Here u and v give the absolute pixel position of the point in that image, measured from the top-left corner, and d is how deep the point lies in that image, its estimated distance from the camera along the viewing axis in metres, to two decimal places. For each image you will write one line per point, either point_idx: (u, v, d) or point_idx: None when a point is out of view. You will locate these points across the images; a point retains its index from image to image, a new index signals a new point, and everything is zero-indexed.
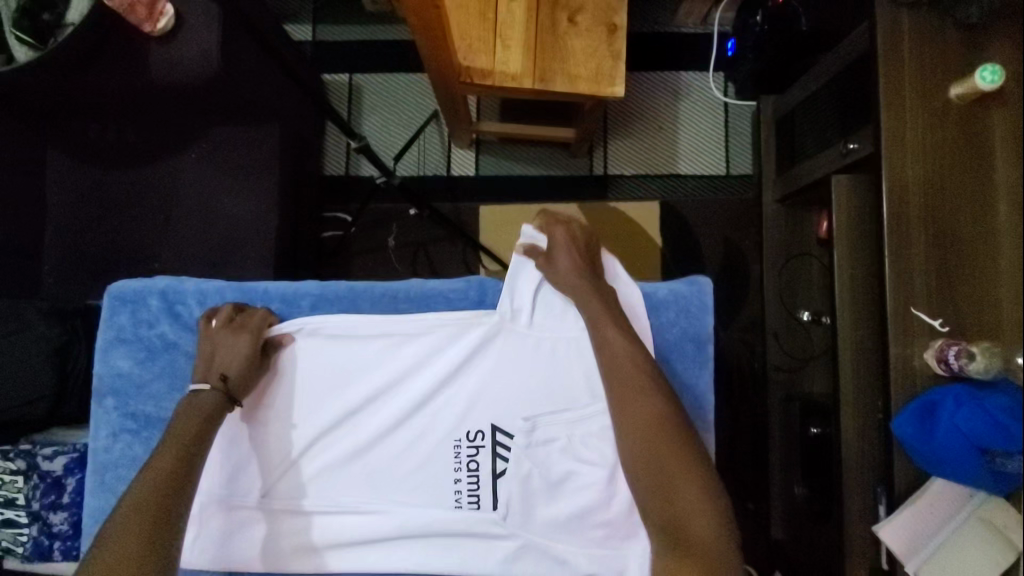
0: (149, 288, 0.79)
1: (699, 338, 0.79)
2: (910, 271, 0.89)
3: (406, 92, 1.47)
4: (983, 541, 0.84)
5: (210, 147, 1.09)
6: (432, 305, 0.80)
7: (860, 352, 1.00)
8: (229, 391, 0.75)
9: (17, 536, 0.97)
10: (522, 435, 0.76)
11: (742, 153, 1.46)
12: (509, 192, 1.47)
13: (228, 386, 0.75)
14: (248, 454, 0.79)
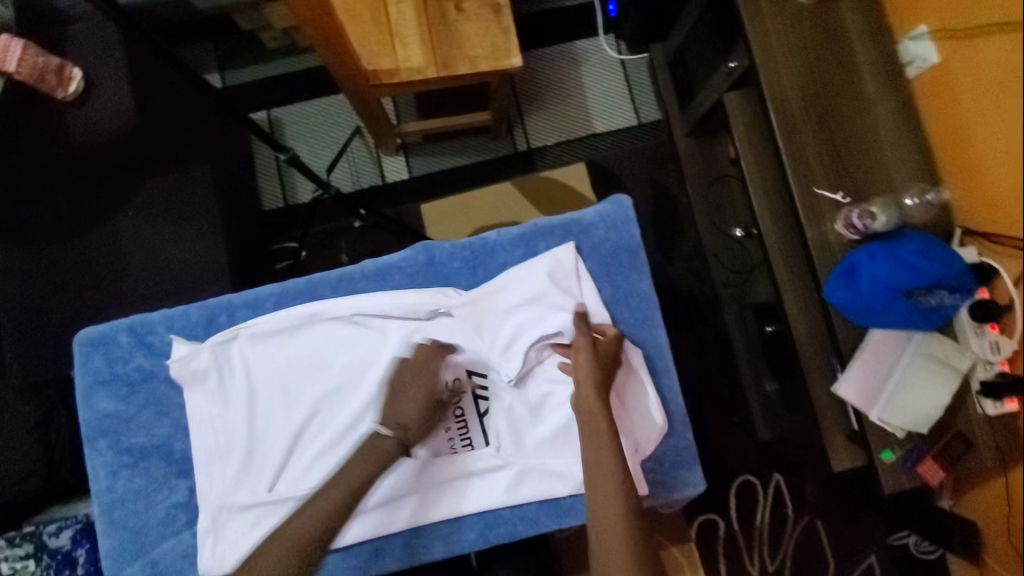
0: (116, 325, 0.77)
1: (632, 248, 0.84)
2: (805, 157, 0.99)
3: (324, 115, 1.53)
4: (932, 372, 0.92)
5: (146, 201, 1.11)
6: (387, 276, 0.81)
7: (787, 242, 1.09)
8: (408, 444, 0.73)
9: None
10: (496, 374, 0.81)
11: (648, 101, 1.57)
12: (445, 184, 1.53)
13: (409, 436, 0.73)
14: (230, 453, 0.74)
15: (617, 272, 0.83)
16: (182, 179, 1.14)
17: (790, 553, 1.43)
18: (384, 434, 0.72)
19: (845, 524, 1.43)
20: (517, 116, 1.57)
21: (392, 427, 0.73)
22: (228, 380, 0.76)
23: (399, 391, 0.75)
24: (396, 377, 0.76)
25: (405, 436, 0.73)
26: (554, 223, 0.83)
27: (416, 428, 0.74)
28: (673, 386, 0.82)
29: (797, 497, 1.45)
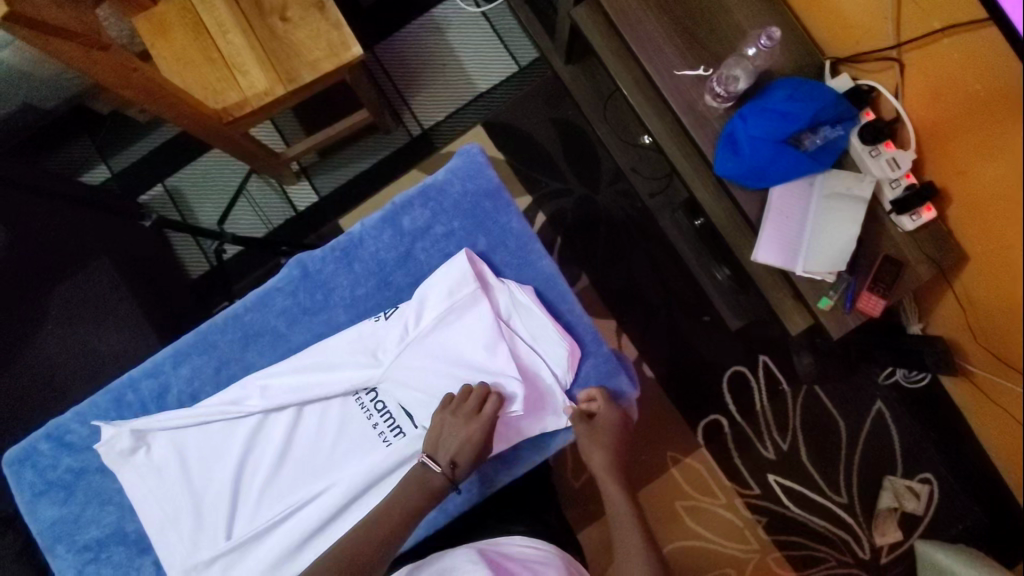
0: (31, 437, 0.77)
1: (493, 191, 0.80)
2: (655, 44, 0.97)
3: (218, 169, 1.52)
4: (839, 208, 0.92)
5: (59, 311, 1.11)
6: (269, 302, 0.79)
7: (676, 133, 1.06)
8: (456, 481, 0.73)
9: None
10: (409, 377, 0.76)
11: (521, 44, 1.53)
12: (358, 193, 1.52)
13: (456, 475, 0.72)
14: (180, 519, 0.75)
15: (486, 220, 0.79)
16: (87, 279, 1.14)
17: (800, 427, 1.44)
18: (435, 471, 0.72)
19: (843, 381, 1.44)
20: (402, 103, 1.53)
21: (440, 462, 0.73)
22: (156, 450, 0.76)
23: (446, 431, 0.72)
24: (446, 416, 0.73)
25: (452, 473, 0.72)
26: (411, 195, 0.79)
27: (464, 468, 0.73)
28: (573, 310, 0.80)
29: (789, 372, 1.45)
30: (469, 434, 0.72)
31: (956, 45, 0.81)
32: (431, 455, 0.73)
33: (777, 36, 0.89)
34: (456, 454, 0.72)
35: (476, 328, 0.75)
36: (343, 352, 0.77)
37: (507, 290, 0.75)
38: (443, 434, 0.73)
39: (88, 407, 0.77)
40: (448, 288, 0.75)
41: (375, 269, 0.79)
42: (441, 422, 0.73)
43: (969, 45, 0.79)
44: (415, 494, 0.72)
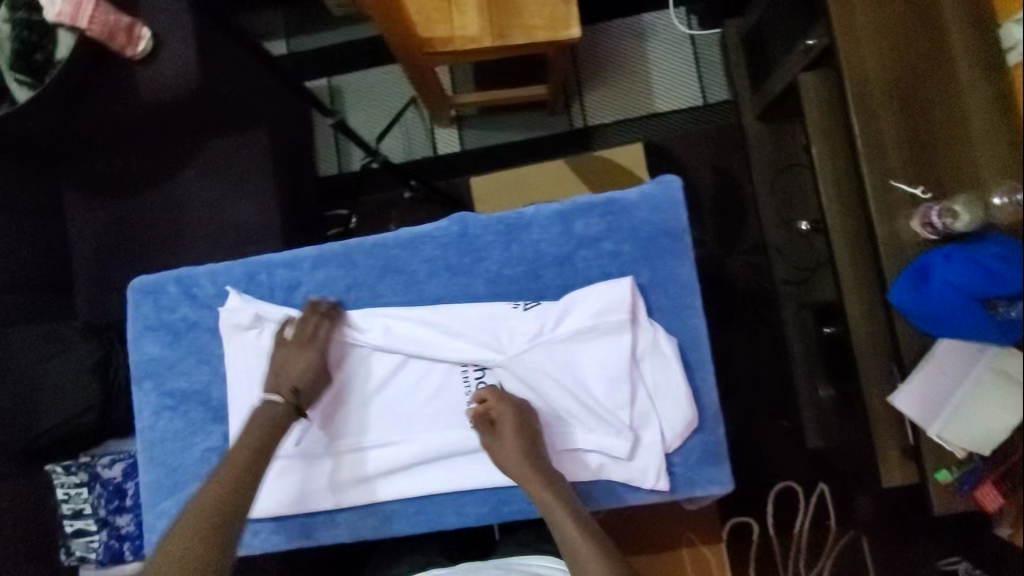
0: (164, 276, 0.81)
1: (676, 232, 0.76)
2: (881, 147, 0.91)
3: (383, 84, 1.54)
4: (1007, 396, 0.80)
5: (208, 161, 1.17)
6: (419, 245, 0.78)
7: (852, 239, 1.01)
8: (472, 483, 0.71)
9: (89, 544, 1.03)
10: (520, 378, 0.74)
11: (716, 81, 1.47)
12: (500, 159, 1.51)
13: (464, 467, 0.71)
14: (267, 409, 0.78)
15: (658, 257, 0.75)
16: (242, 141, 1.17)
17: (829, 568, 1.36)
18: (274, 399, 0.75)
19: (894, 545, 1.35)
20: (577, 92, 1.51)
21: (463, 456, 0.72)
22: (268, 337, 0.79)
23: (281, 361, 0.76)
24: (282, 350, 0.76)
25: (296, 401, 0.75)
26: (595, 201, 0.76)
27: (309, 394, 0.76)
28: (706, 381, 0.74)
29: (844, 511, 1.37)
30: (306, 360, 0.75)
31: None
32: (272, 389, 0.75)
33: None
34: (299, 383, 0.75)
35: (608, 357, 0.72)
36: (471, 324, 0.76)
37: (653, 335, 0.72)
38: (278, 366, 0.76)
39: (223, 271, 0.80)
40: (598, 307, 0.72)
41: (529, 258, 0.77)
42: (276, 356, 0.76)
43: None
44: (261, 417, 0.74)
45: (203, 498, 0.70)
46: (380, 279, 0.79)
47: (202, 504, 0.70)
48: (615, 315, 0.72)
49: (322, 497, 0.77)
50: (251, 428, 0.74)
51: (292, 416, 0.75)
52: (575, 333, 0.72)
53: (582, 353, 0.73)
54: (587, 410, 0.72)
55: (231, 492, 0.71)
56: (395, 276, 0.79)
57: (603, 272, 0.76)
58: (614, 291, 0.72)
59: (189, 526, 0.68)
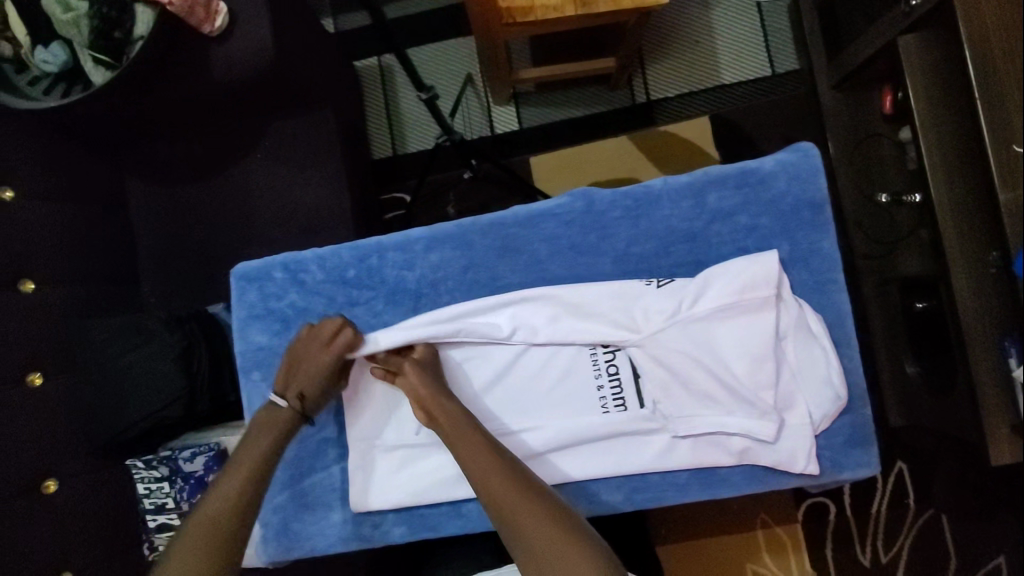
0: (270, 262, 0.79)
1: (817, 202, 0.72)
2: (1004, 111, 0.86)
3: (435, 60, 1.47)
4: None
5: (272, 144, 1.12)
6: (541, 223, 0.75)
7: (958, 210, 0.97)
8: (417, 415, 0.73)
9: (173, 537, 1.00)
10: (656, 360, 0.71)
11: (785, 50, 1.42)
12: (560, 137, 1.46)
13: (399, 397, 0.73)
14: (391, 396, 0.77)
15: (797, 229, 0.72)
16: (310, 122, 1.12)
17: (908, 548, 1.33)
18: (282, 402, 0.76)
19: (973, 524, 1.32)
20: (639, 65, 1.46)
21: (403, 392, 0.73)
22: (390, 322, 0.78)
23: (296, 366, 0.75)
24: (298, 350, 0.75)
25: (301, 407, 0.76)
26: (729, 172, 0.72)
27: (313, 403, 0.76)
28: (852, 356, 0.72)
29: (923, 490, 1.34)
30: (320, 365, 0.74)
31: None
32: (280, 390, 0.76)
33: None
34: (307, 392, 0.75)
35: (752, 334, 0.69)
36: (601, 304, 0.73)
37: (797, 311, 0.70)
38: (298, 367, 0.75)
39: (333, 255, 0.77)
40: (740, 283, 0.70)
41: (659, 234, 0.74)
42: (291, 355, 0.76)
43: None
44: (268, 418, 0.75)
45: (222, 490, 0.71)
46: (499, 259, 0.76)
47: (239, 461, 0.73)
48: (757, 290, 0.69)
49: (448, 487, 0.75)
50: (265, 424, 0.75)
51: (295, 422, 0.76)
52: (715, 311, 0.70)
53: (725, 333, 0.70)
54: (729, 390, 0.70)
55: (246, 485, 0.72)
56: (515, 256, 0.76)
57: (738, 247, 0.73)
58: (755, 266, 0.69)
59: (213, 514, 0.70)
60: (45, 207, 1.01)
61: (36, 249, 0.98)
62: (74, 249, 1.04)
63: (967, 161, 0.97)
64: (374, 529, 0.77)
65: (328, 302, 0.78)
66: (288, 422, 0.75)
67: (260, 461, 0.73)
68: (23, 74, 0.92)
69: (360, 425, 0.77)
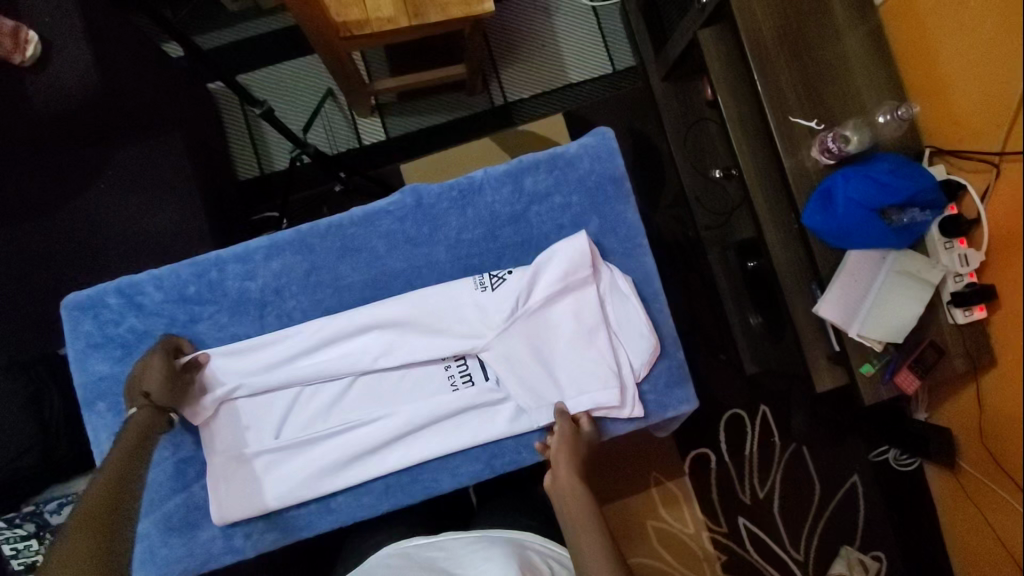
0: (102, 289, 0.78)
1: (619, 179, 0.80)
2: (778, 89, 1.02)
3: (292, 79, 1.47)
4: (909, 287, 0.98)
5: (114, 173, 1.08)
6: (374, 221, 0.79)
7: (763, 176, 1.11)
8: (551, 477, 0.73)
9: None
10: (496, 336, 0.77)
11: (621, 48, 1.55)
12: (427, 142, 1.51)
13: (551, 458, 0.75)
14: (248, 408, 0.79)
15: (604, 203, 0.81)
16: (152, 147, 1.10)
17: (779, 479, 1.50)
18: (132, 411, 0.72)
19: (828, 448, 1.51)
20: (493, 70, 1.54)
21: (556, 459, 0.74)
22: (239, 338, 0.79)
23: (133, 378, 0.73)
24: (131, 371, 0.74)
25: (151, 402, 0.72)
26: (540, 158, 0.80)
27: (162, 394, 0.72)
28: (662, 308, 0.81)
29: (784, 427, 1.51)
30: (156, 366, 0.73)
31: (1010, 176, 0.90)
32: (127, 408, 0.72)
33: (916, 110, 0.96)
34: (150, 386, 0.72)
35: (577, 309, 0.77)
36: (439, 295, 0.78)
37: (616, 280, 0.78)
38: (132, 381, 0.73)
39: (168, 274, 0.77)
40: (563, 267, 0.76)
41: (486, 219, 0.80)
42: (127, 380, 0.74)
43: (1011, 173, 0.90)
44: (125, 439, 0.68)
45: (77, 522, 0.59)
46: (340, 260, 0.79)
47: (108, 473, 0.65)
48: (579, 270, 0.76)
49: (313, 486, 0.78)
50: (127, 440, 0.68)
51: (156, 419, 0.72)
52: (545, 295, 0.76)
53: (556, 312, 0.77)
54: (566, 362, 0.77)
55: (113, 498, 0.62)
56: (354, 257, 0.79)
57: (557, 225, 0.81)
58: (572, 250, 0.76)
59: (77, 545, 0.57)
60: None
61: None
62: None
63: (762, 133, 1.11)
64: (246, 535, 0.79)
65: (169, 321, 0.79)
66: (142, 423, 0.70)
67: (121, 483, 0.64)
68: None
69: (218, 440, 0.78)
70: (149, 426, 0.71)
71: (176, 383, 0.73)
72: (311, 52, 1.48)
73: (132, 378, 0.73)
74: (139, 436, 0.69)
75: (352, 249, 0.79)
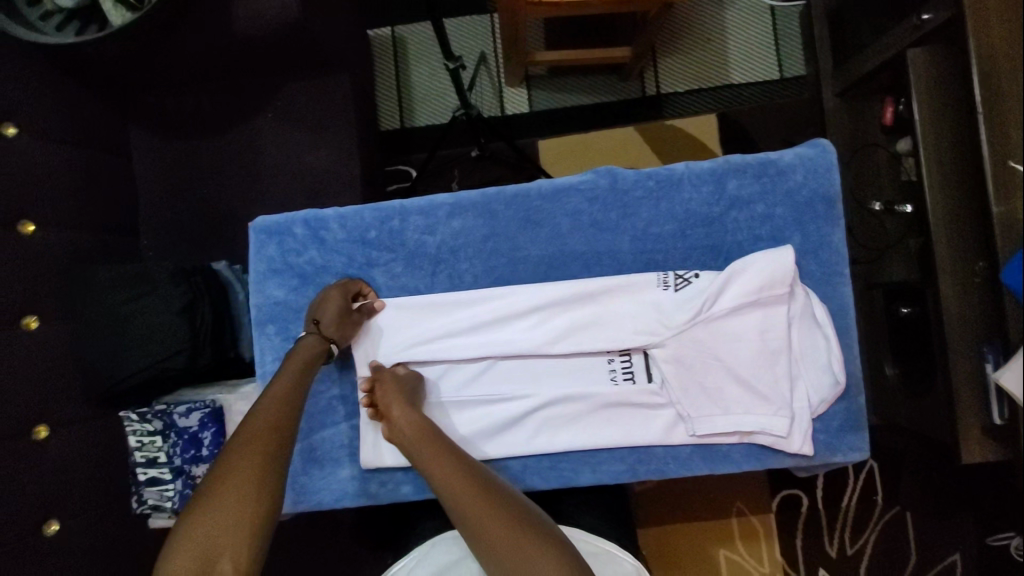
0: (291, 218, 0.80)
1: (831, 196, 0.75)
2: (1004, 128, 0.91)
3: (450, 37, 1.46)
4: None
5: (286, 103, 1.12)
6: (563, 197, 0.78)
7: (953, 221, 1.01)
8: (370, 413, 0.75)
9: (163, 492, 1.01)
10: (673, 342, 0.73)
11: (794, 54, 1.44)
12: (570, 123, 1.46)
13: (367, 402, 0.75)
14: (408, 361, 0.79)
15: (809, 220, 0.76)
16: (323, 86, 1.12)
17: (872, 540, 1.40)
18: (305, 333, 0.77)
19: (935, 521, 1.39)
20: (651, 58, 1.47)
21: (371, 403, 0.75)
22: (410, 291, 0.80)
23: (316, 300, 0.78)
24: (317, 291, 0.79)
25: (320, 332, 0.76)
26: (751, 161, 0.76)
27: (332, 328, 0.76)
28: (850, 345, 0.77)
29: (889, 487, 1.41)
30: (332, 294, 0.76)
31: None
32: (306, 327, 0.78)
33: None
34: (321, 315, 0.76)
35: (764, 328, 0.73)
36: (621, 287, 0.75)
37: (817, 307, 0.73)
38: (314, 304, 0.78)
39: (355, 214, 0.79)
40: (760, 281, 0.72)
41: (679, 215, 0.77)
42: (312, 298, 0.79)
43: None
44: (293, 365, 0.74)
45: (243, 446, 0.67)
46: (523, 231, 0.78)
47: (256, 421, 0.69)
48: (778, 288, 0.71)
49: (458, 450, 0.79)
50: (290, 364, 0.74)
51: (319, 346, 0.76)
52: (734, 306, 0.72)
53: (740, 327, 0.73)
54: (740, 381, 0.74)
55: (273, 448, 0.67)
56: (539, 230, 0.78)
57: (752, 235, 0.77)
58: (776, 266, 0.71)
59: (244, 463, 0.66)
60: (49, 146, 0.99)
61: (36, 189, 0.96)
62: (73, 195, 1.02)
63: (963, 173, 1.01)
64: (386, 477, 0.82)
65: (347, 261, 0.80)
66: (310, 350, 0.75)
67: (275, 433, 0.68)
68: (35, 7, 0.91)
69: None
70: (314, 356, 0.75)
71: (346, 320, 0.76)
72: (473, 12, 1.46)
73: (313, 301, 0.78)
74: (308, 364, 0.74)
75: (536, 222, 0.78)
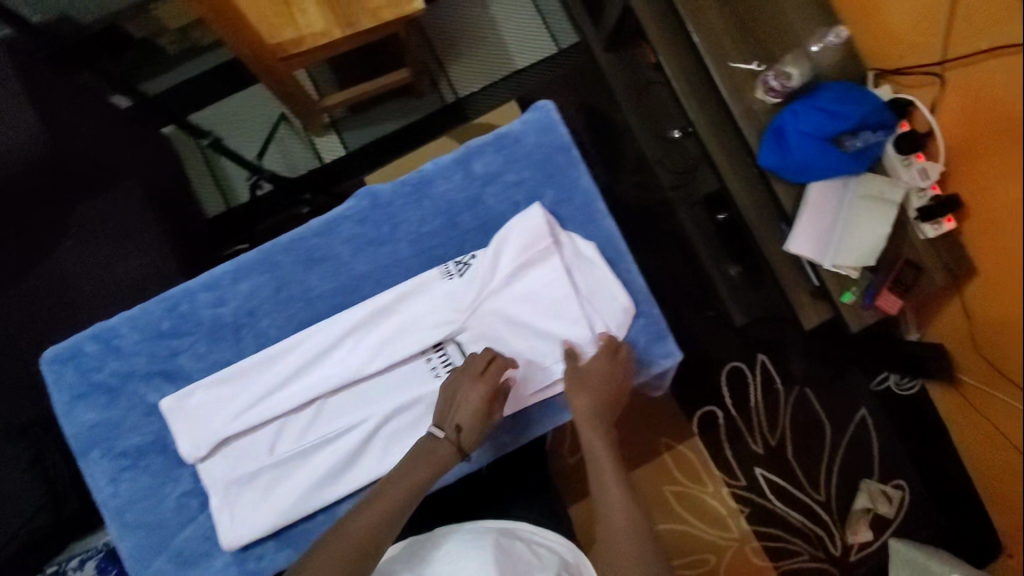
0: (79, 338, 0.85)
1: (563, 146, 0.88)
2: (716, 36, 1.03)
3: (244, 109, 1.48)
4: (871, 209, 0.98)
5: (78, 226, 1.09)
6: (334, 228, 0.86)
7: (714, 125, 1.07)
8: (461, 447, 0.76)
9: None
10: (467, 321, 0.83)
11: (562, 25, 1.55)
12: (384, 150, 1.50)
13: (460, 438, 0.76)
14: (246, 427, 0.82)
15: (554, 172, 0.88)
16: (111, 198, 1.11)
17: (788, 424, 1.50)
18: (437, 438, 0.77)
19: (831, 386, 1.51)
20: (438, 69, 1.54)
21: (445, 428, 0.77)
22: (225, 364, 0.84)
23: (457, 400, 0.77)
24: (460, 383, 0.77)
25: (456, 437, 0.76)
26: (486, 141, 0.88)
27: (469, 435, 0.77)
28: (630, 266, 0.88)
29: (784, 373, 1.51)
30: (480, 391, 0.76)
31: (998, 65, 0.86)
32: (436, 425, 0.77)
33: (846, 33, 0.99)
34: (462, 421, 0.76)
35: (545, 277, 0.83)
36: (408, 291, 0.83)
37: (583, 245, 0.84)
38: (454, 403, 0.77)
39: (142, 312, 0.84)
40: (525, 240, 0.83)
41: (442, 207, 0.87)
42: (453, 390, 0.77)
43: (1006, 67, 0.84)
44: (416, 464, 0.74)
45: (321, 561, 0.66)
46: (309, 272, 0.85)
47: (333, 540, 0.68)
48: (544, 241, 0.82)
49: (314, 499, 0.80)
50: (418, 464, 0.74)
51: (453, 453, 0.76)
52: (513, 268, 0.83)
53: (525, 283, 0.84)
54: (543, 330, 0.83)
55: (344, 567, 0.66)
56: (322, 265, 0.86)
57: (510, 202, 0.88)
58: (536, 226, 0.82)
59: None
60: None
61: None
62: None
63: (706, 84, 1.07)
64: (260, 549, 0.82)
65: (150, 357, 0.85)
66: (447, 457, 0.76)
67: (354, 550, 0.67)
68: None
69: (219, 465, 0.82)
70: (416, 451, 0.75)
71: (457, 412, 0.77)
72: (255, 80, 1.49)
73: (456, 401, 0.77)
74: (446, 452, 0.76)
75: (317, 259, 0.85)
